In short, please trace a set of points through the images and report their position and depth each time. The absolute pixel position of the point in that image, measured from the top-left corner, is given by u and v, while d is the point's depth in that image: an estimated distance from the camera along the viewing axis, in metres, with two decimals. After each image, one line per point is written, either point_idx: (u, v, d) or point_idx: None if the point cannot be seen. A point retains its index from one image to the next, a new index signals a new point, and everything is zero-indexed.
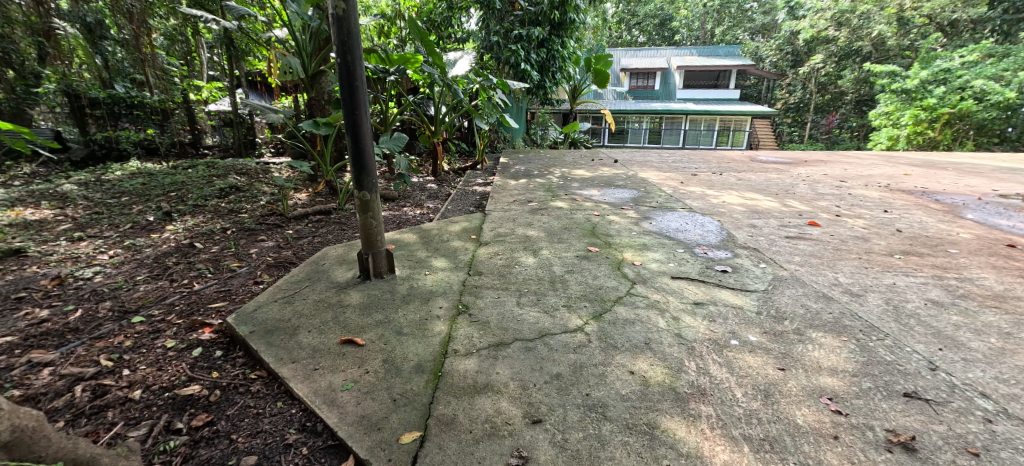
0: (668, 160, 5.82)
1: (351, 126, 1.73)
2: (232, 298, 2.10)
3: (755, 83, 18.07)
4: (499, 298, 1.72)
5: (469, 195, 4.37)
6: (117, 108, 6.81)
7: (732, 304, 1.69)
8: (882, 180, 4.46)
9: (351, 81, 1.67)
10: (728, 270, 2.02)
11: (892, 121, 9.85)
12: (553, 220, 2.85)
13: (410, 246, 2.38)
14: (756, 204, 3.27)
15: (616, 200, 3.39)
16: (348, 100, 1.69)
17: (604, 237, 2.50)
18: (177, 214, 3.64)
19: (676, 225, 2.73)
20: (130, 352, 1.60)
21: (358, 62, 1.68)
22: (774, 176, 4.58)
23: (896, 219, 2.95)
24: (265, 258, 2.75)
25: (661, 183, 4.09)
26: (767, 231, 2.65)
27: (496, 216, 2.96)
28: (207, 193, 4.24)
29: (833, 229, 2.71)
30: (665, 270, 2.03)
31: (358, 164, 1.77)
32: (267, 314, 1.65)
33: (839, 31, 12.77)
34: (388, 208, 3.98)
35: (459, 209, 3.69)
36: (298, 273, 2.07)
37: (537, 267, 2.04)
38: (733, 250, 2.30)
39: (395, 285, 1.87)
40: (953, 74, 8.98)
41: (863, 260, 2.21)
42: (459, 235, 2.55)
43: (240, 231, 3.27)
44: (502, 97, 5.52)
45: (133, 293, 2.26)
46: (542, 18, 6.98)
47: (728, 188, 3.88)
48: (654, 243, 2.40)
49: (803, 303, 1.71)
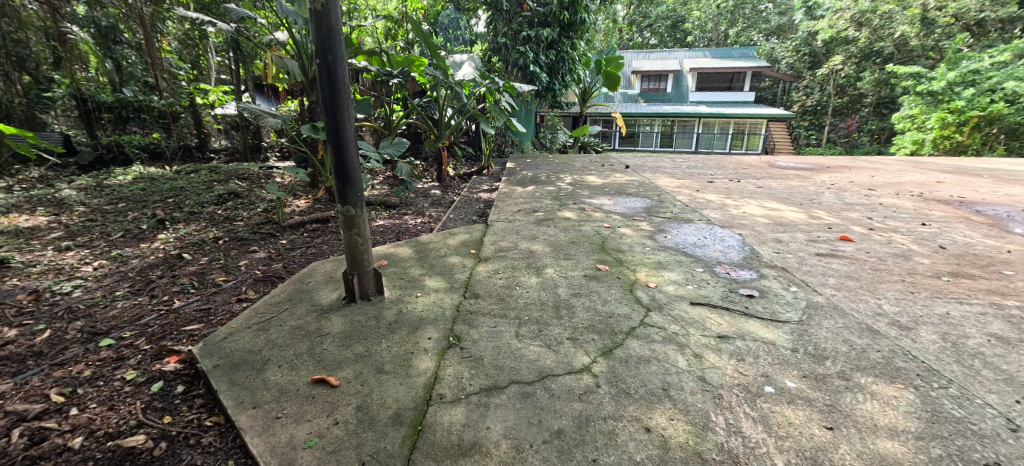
0: (682, 165, 5.58)
1: (333, 134, 1.55)
2: (210, 319, 1.93)
3: (770, 86, 17.54)
4: (496, 328, 1.52)
5: (472, 202, 4.20)
6: (125, 112, 6.79)
7: (762, 338, 1.48)
8: (914, 188, 4.18)
9: (332, 83, 1.49)
10: (755, 295, 1.81)
11: (917, 125, 9.45)
12: (560, 232, 2.65)
13: (403, 261, 2.21)
14: (779, 216, 3.03)
15: (628, 211, 3.17)
16: (329, 106, 1.51)
17: (615, 253, 2.29)
18: (171, 222, 3.52)
19: (693, 239, 2.52)
20: (85, 385, 1.44)
21: (340, 63, 1.50)
22: (795, 183, 4.32)
23: (937, 234, 2.70)
24: (253, 272, 2.59)
25: (676, 191, 3.86)
26: (794, 247, 2.42)
27: (499, 227, 2.77)
28: (205, 200, 4.12)
29: (868, 245, 2.47)
30: (683, 293, 1.82)
31: (341, 177, 1.59)
32: (237, 344, 1.48)
33: (859, 32, 12.35)
34: (388, 216, 3.83)
35: (461, 219, 3.51)
36: (279, 293, 1.90)
37: (540, 289, 1.84)
38: (757, 269, 2.09)
39: (382, 310, 1.68)
40: (982, 75, 8.56)
41: (907, 284, 1.97)
42: (458, 249, 2.37)
43: (232, 241, 3.12)
44: (509, 101, 5.35)
45: (108, 311, 2.10)
46: (552, 19, 6.76)
47: (748, 197, 3.64)
48: (670, 260, 2.19)
49: (845, 338, 1.49)
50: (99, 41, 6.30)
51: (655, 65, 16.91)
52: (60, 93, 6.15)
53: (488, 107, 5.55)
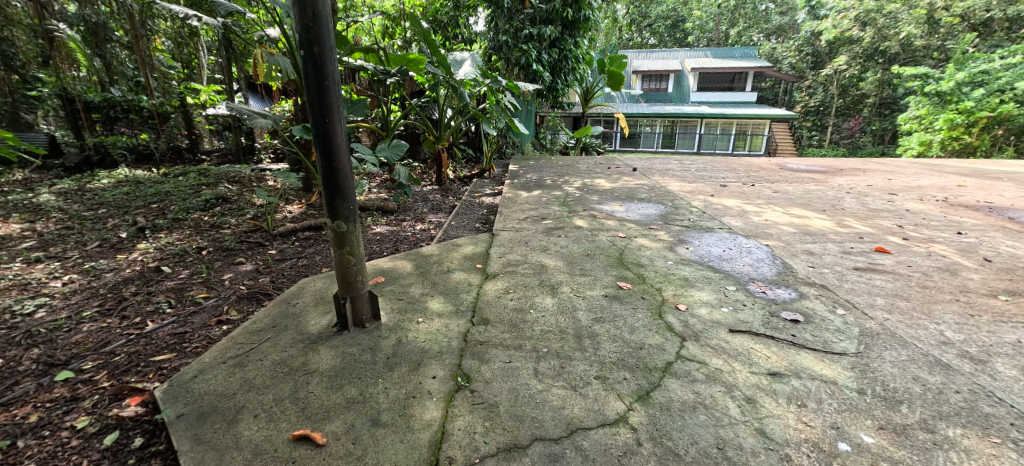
0: (691, 168, 5.40)
1: (321, 137, 1.33)
2: (183, 348, 1.71)
3: (772, 86, 17.37)
4: (510, 364, 1.31)
5: (475, 208, 3.99)
6: (114, 112, 6.56)
7: (821, 376, 1.27)
8: (936, 192, 4.01)
9: (319, 79, 1.27)
10: (800, 320, 1.60)
11: (925, 126, 9.31)
12: (572, 243, 2.44)
13: (402, 278, 1.99)
14: (805, 224, 2.84)
15: (642, 218, 2.97)
16: (317, 106, 1.29)
17: (635, 267, 2.08)
18: (153, 231, 3.29)
19: (718, 251, 2.31)
20: (27, 436, 1.22)
21: (328, 55, 1.28)
22: (812, 187, 4.14)
23: (977, 244, 2.52)
24: (237, 287, 2.37)
25: (690, 196, 3.67)
26: (830, 260, 2.22)
27: (505, 238, 2.55)
28: (191, 205, 3.88)
29: (907, 258, 2.28)
30: (719, 318, 1.61)
31: (331, 187, 1.38)
32: (209, 387, 1.26)
33: (863, 31, 12.20)
34: (386, 222, 3.62)
35: (463, 226, 3.30)
36: (261, 318, 1.67)
37: (556, 313, 1.63)
38: (795, 287, 1.89)
39: (379, 340, 1.47)
40: (991, 75, 8.38)
41: (963, 304, 1.78)
42: (462, 263, 2.15)
43: (217, 251, 2.90)
44: (511, 100, 5.12)
45: (72, 336, 1.88)
46: (554, 16, 6.56)
47: (766, 202, 3.45)
48: (696, 275, 1.99)
49: (916, 376, 1.29)
50: (88, 38, 5.83)
51: (657, 65, 16.74)
52: (46, 92, 5.78)
53: (490, 107, 5.34)
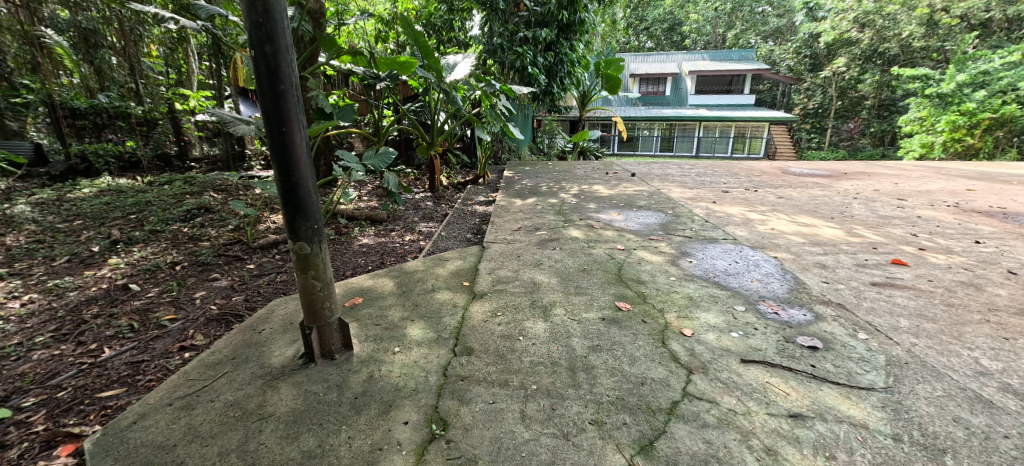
0: (690, 173, 5.25)
1: (278, 149, 1.16)
2: (135, 382, 1.54)
3: (770, 89, 17.32)
4: (493, 406, 1.15)
5: (467, 216, 3.84)
6: (100, 119, 6.21)
7: (848, 417, 1.12)
8: (946, 197, 3.87)
9: (273, 83, 1.11)
10: (819, 347, 1.44)
11: (926, 128, 9.15)
12: (567, 257, 2.28)
13: (382, 299, 1.83)
14: (814, 234, 2.68)
15: (642, 228, 2.82)
16: (272, 113, 1.13)
17: (635, 285, 1.92)
18: (127, 244, 3.12)
19: (724, 265, 2.15)
20: None
21: (283, 55, 1.11)
22: (817, 192, 3.99)
23: (998, 254, 2.37)
24: (208, 307, 2.20)
25: (691, 203, 3.52)
26: (844, 275, 2.06)
27: (496, 251, 2.39)
28: (171, 216, 3.72)
29: (925, 270, 2.13)
30: (728, 344, 1.45)
31: (291, 205, 1.21)
32: (147, 436, 1.10)
33: (862, 33, 12.11)
34: (374, 233, 3.46)
35: (454, 237, 3.15)
36: (220, 348, 1.50)
37: (547, 341, 1.46)
38: (809, 307, 1.73)
39: (348, 375, 1.30)
40: (993, 76, 8.25)
41: (996, 326, 1.61)
42: (448, 281, 1.99)
43: (191, 266, 2.74)
44: (506, 104, 4.98)
45: (19, 366, 1.71)
46: (550, 19, 6.43)
47: (771, 209, 3.30)
48: (701, 294, 1.83)
49: (956, 417, 1.13)
50: (79, 43, 5.99)
51: (654, 68, 16.66)
52: (30, 99, 5.58)
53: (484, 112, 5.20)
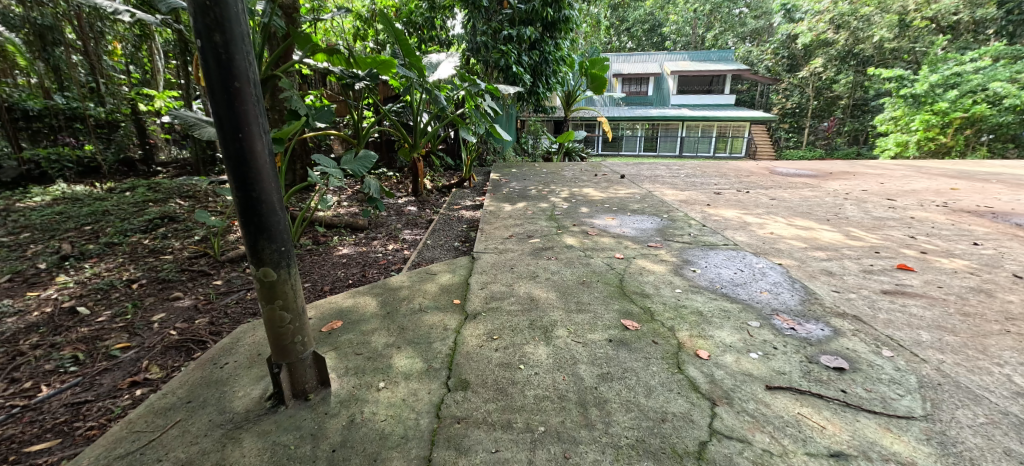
0: (679, 174, 5.19)
1: (234, 159, 0.97)
2: (72, 431, 1.32)
3: (749, 89, 17.61)
4: (496, 456, 0.99)
5: (453, 222, 3.66)
6: (56, 121, 5.79)
7: (894, 455, 0.99)
8: (933, 197, 3.88)
9: (226, 79, 0.92)
10: (845, 368, 1.33)
11: (900, 127, 9.36)
12: (564, 268, 2.13)
13: (363, 322, 1.64)
14: (814, 238, 2.61)
15: (639, 234, 2.71)
16: (225, 115, 0.94)
17: (640, 299, 1.78)
18: (79, 259, 2.84)
19: (729, 274, 2.04)
20: None
21: (238, 45, 0.93)
22: (808, 193, 3.95)
23: (998, 256, 2.33)
24: (167, 333, 1.97)
25: (685, 206, 3.43)
26: (853, 282, 1.97)
27: (487, 263, 2.23)
28: (130, 227, 3.43)
29: (932, 275, 2.07)
30: (749, 367, 1.32)
31: (252, 225, 1.02)
32: None
33: (837, 34, 12.37)
34: (354, 242, 3.25)
35: (440, 245, 2.97)
36: (174, 389, 1.30)
37: (551, 369, 1.31)
38: (825, 321, 1.62)
39: (324, 420, 1.12)
40: (964, 77, 8.50)
41: (1018, 336, 1.52)
42: (437, 300, 1.82)
43: (151, 284, 2.49)
44: (491, 104, 4.81)
45: None
46: (534, 17, 6.30)
47: (766, 212, 3.23)
48: (712, 308, 1.70)
49: (1007, 448, 1.02)
50: (35, 40, 5.45)
51: (636, 68, 16.74)
52: None
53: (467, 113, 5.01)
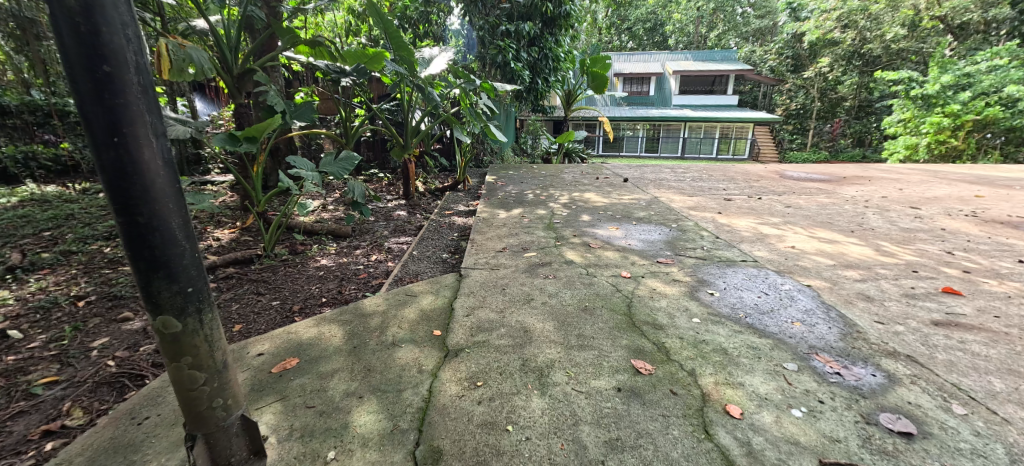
0: (685, 177, 4.95)
1: (113, 173, 0.70)
2: None
3: (752, 89, 17.36)
4: None
5: (444, 229, 3.39)
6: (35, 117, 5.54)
7: None
8: (959, 204, 3.63)
9: (92, 61, 0.65)
10: (914, 433, 1.06)
11: (910, 129, 9.09)
12: (563, 289, 1.87)
13: (324, 361, 1.37)
14: (841, 254, 2.35)
15: (646, 246, 2.45)
16: (94, 111, 0.67)
17: (652, 332, 1.51)
18: (27, 270, 2.56)
19: (753, 299, 1.78)
20: None
21: (108, 14, 0.66)
22: (824, 200, 3.69)
23: None
24: (103, 365, 1.70)
25: (695, 214, 3.17)
26: (897, 311, 1.70)
27: (476, 282, 1.96)
28: (92, 234, 3.14)
29: (986, 302, 1.80)
30: (797, 433, 1.05)
31: (147, 263, 0.76)
32: None
33: (845, 33, 12.06)
34: (336, 252, 2.98)
35: (428, 257, 2.71)
36: (74, 456, 1.04)
37: (546, 434, 1.05)
38: (874, 363, 1.36)
39: None
40: (977, 78, 8.25)
41: None
42: (414, 331, 1.54)
43: (100, 302, 2.21)
44: (488, 103, 4.54)
45: None
46: (534, 12, 6.03)
47: (783, 221, 2.99)
48: (737, 345, 1.43)
49: None
50: None
51: (638, 68, 16.53)
52: None
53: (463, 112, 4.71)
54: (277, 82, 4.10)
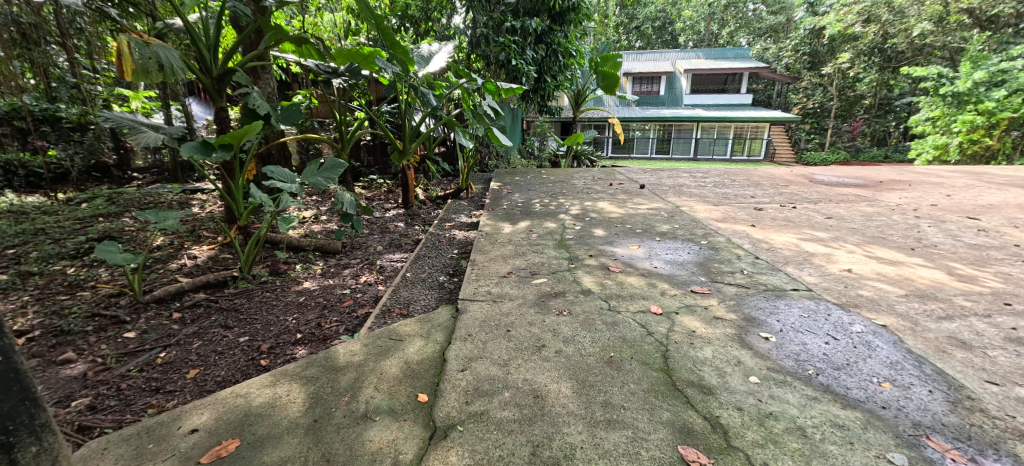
0: (706, 182, 4.58)
1: None
2: None
3: (766, 88, 16.85)
4: None
5: (443, 245, 3.07)
6: None
7: None
8: (1020, 213, 3.22)
9: None
10: None
11: (940, 129, 8.63)
12: (581, 332, 1.52)
13: (272, 442, 1.05)
14: (907, 280, 1.97)
15: (676, 270, 2.10)
16: None
17: (699, 399, 1.17)
18: None
19: (821, 347, 1.42)
20: None
21: None
22: (867, 209, 3.31)
23: None
24: None
25: (726, 227, 2.81)
26: (1009, 365, 1.33)
27: (473, 320, 1.63)
28: (57, 250, 2.82)
29: None
30: None
31: None
32: None
33: (866, 28, 11.50)
34: (321, 272, 2.66)
35: (421, 280, 2.38)
36: None
37: None
38: (1009, 452, 0.98)
39: None
40: (1013, 74, 7.66)
41: None
42: (392, 396, 1.21)
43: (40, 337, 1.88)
44: (492, 104, 4.20)
45: None
46: (541, 7, 5.73)
47: (828, 237, 2.61)
48: (818, 422, 1.08)
49: None
50: None
51: (648, 67, 16.10)
52: None
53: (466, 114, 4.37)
54: (266, 85, 3.79)
